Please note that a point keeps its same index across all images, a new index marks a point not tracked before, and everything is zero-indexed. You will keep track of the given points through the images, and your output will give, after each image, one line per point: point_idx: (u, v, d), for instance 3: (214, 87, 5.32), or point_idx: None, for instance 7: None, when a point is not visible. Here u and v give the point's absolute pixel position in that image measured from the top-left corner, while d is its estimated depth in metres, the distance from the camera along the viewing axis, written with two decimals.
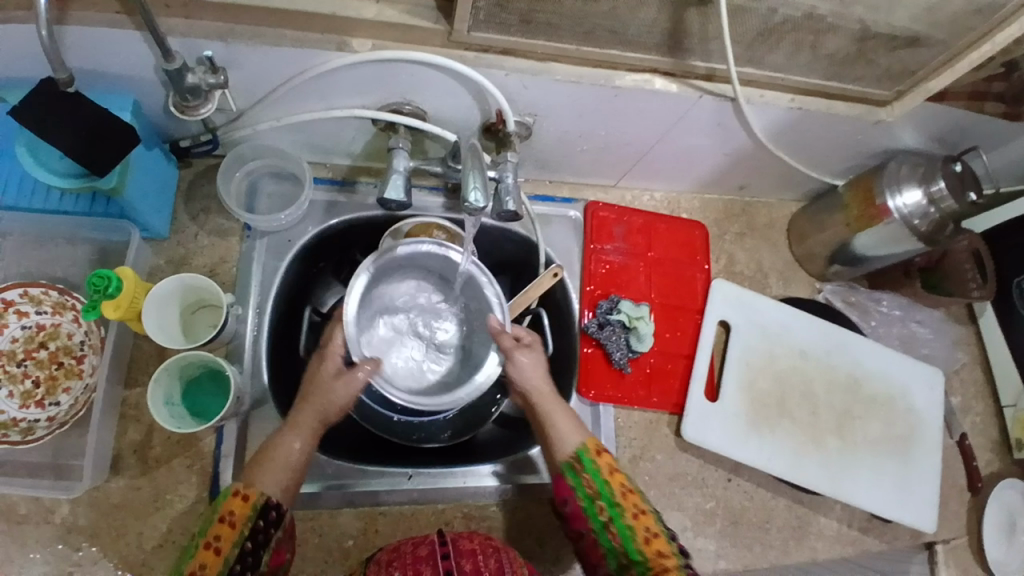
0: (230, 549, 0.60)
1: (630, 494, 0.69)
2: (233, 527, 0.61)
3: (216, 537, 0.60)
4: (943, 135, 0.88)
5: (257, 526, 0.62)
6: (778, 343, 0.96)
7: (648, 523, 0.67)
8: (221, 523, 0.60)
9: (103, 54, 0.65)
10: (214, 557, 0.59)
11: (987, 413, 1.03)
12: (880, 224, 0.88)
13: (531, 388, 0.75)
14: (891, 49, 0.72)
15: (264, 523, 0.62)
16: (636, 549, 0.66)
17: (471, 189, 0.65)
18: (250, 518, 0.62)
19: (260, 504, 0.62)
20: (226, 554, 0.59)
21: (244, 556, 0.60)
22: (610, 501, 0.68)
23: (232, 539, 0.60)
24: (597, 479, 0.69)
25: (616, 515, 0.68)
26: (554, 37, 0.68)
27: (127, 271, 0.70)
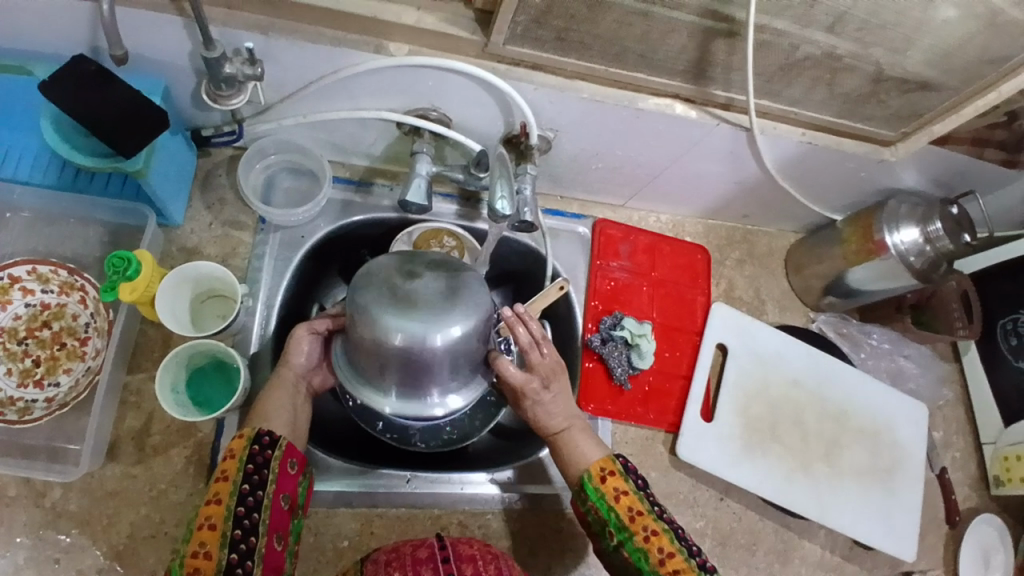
0: (236, 473, 0.62)
1: (638, 518, 0.69)
2: (235, 459, 0.63)
3: (223, 470, 0.62)
4: (940, 177, 0.92)
5: (255, 450, 0.63)
6: (773, 370, 0.98)
7: (660, 543, 0.67)
8: (224, 459, 0.63)
9: (142, 37, 0.65)
10: (226, 485, 0.62)
11: (967, 449, 1.07)
12: (877, 259, 0.91)
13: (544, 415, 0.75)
14: (902, 92, 0.76)
15: (259, 447, 0.64)
16: (652, 570, 0.67)
17: (498, 198, 0.67)
18: (247, 446, 0.63)
19: (254, 433, 0.64)
20: (233, 478, 0.62)
21: (250, 476, 0.62)
22: (618, 526, 0.69)
23: (236, 465, 0.62)
24: (602, 506, 0.70)
25: (626, 539, 0.69)
26: (584, 56, 0.70)
27: (147, 256, 0.70)
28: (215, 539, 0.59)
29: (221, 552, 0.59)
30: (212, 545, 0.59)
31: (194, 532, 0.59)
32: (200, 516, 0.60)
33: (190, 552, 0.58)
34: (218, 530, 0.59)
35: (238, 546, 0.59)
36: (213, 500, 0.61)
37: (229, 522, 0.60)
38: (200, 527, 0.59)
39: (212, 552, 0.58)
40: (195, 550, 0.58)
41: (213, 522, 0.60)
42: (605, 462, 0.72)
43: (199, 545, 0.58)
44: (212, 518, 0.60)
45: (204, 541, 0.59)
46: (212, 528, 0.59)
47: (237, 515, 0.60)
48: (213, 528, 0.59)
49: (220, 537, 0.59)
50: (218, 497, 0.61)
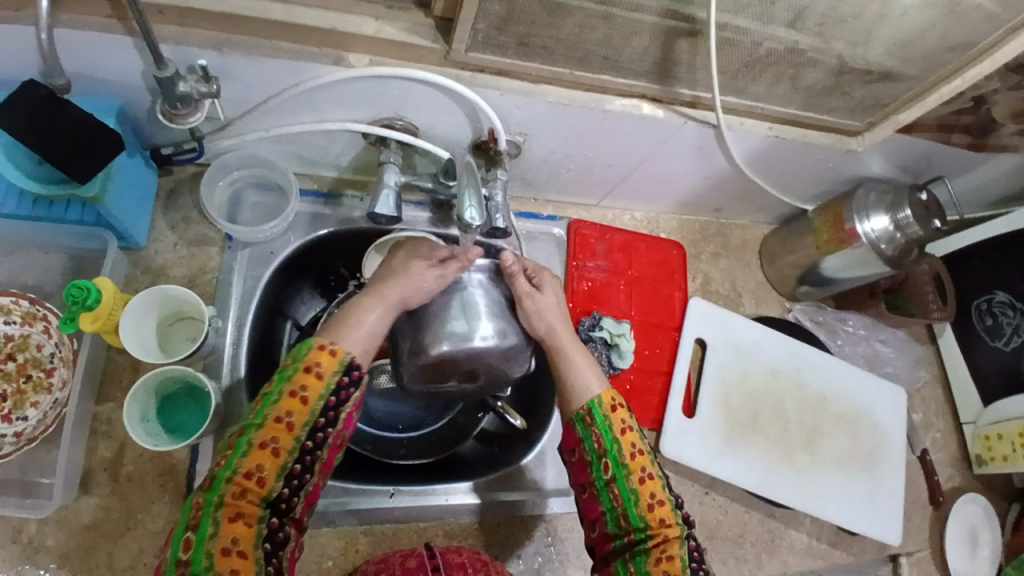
0: (316, 401, 0.60)
1: (638, 457, 0.67)
2: (320, 379, 0.61)
3: (303, 386, 0.60)
4: (908, 163, 0.93)
5: (341, 383, 0.62)
6: (751, 362, 0.99)
7: (653, 489, 0.65)
8: (308, 373, 0.60)
9: (92, 59, 0.63)
10: (300, 406, 0.59)
11: (946, 430, 1.09)
12: (848, 248, 0.92)
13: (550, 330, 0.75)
14: (866, 82, 0.77)
15: (346, 381, 0.62)
16: (638, 514, 0.65)
17: (467, 207, 0.66)
18: (336, 374, 0.61)
19: (347, 361, 0.62)
20: (312, 406, 0.59)
21: (327, 410, 0.61)
22: (617, 461, 0.67)
23: (319, 391, 0.60)
24: (608, 437, 0.67)
25: (621, 476, 0.66)
26: (548, 61, 0.69)
27: (106, 283, 0.68)
28: (274, 466, 0.57)
29: (275, 483, 0.57)
30: (269, 471, 0.57)
31: (253, 448, 0.57)
32: (266, 433, 0.57)
33: (244, 471, 0.56)
34: (279, 457, 0.57)
35: (291, 481, 0.58)
36: (283, 419, 0.58)
37: (293, 453, 0.58)
38: (262, 447, 0.57)
39: (268, 478, 0.57)
40: (250, 471, 0.56)
41: (277, 446, 0.57)
42: (617, 394, 0.70)
43: (257, 466, 0.56)
44: (276, 438, 0.58)
45: (262, 463, 0.56)
46: (276, 454, 0.57)
47: (303, 448, 0.59)
48: (275, 452, 0.57)
49: (280, 465, 0.57)
50: (291, 418, 0.58)
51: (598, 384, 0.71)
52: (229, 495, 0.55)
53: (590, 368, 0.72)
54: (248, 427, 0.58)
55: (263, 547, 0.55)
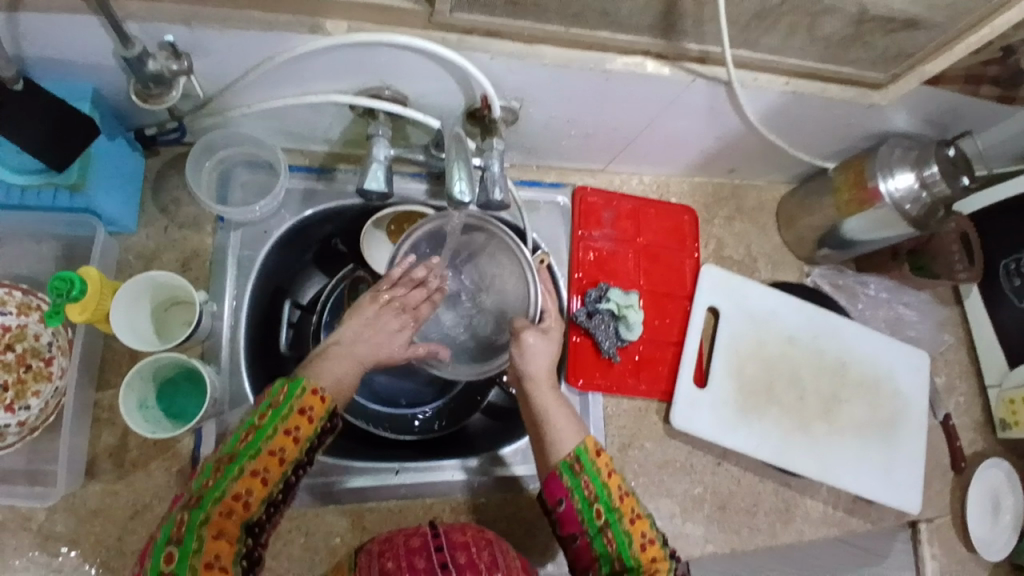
0: (306, 440, 0.61)
1: (626, 498, 0.67)
2: (311, 422, 0.61)
3: (296, 427, 0.60)
4: (935, 116, 0.86)
5: (326, 428, 0.62)
6: (766, 330, 0.95)
7: (643, 528, 0.66)
8: (300, 415, 0.60)
9: (52, 40, 0.59)
10: (291, 444, 0.60)
11: (971, 393, 1.05)
12: (871, 208, 0.87)
13: (529, 372, 0.75)
14: (888, 32, 0.69)
15: (329, 426, 0.63)
16: (632, 555, 0.65)
17: (455, 180, 0.63)
18: (324, 416, 0.62)
19: (333, 409, 0.63)
20: (302, 443, 0.60)
21: (312, 449, 0.61)
22: (608, 505, 0.67)
23: (309, 433, 0.61)
24: (596, 482, 0.67)
25: (614, 520, 0.66)
26: (540, 20, 0.64)
27: (91, 272, 0.67)
28: (260, 494, 0.58)
29: (257, 508, 0.58)
30: (255, 497, 0.57)
31: (244, 474, 0.57)
32: (258, 462, 0.57)
33: (233, 493, 0.56)
34: (265, 486, 0.58)
35: (270, 509, 0.59)
36: (275, 453, 0.59)
37: (278, 483, 0.59)
38: (253, 475, 0.57)
39: (252, 503, 0.57)
40: (238, 494, 0.56)
41: (266, 476, 0.58)
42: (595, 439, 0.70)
43: (245, 491, 0.57)
44: (268, 469, 0.58)
45: (251, 490, 0.57)
46: (264, 483, 0.58)
47: (285, 481, 0.60)
48: (264, 481, 0.58)
49: (264, 492, 0.58)
50: (283, 453, 0.59)
51: (578, 432, 0.71)
52: (215, 514, 0.55)
53: (570, 420, 0.71)
54: (239, 453, 0.58)
55: (241, 566, 0.56)
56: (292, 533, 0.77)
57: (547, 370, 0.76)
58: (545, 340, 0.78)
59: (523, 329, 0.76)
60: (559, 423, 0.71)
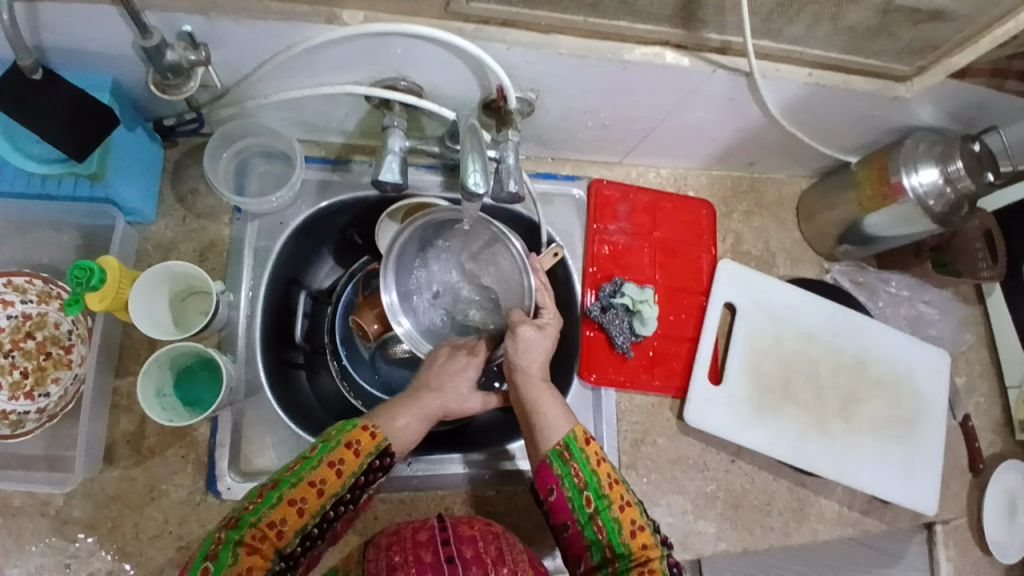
0: (348, 476, 0.63)
1: (615, 486, 0.69)
2: (356, 456, 0.63)
3: (339, 459, 0.63)
4: (963, 110, 0.84)
5: (373, 466, 0.64)
6: (784, 327, 0.94)
7: (632, 515, 0.67)
8: (346, 448, 0.63)
9: (73, 31, 0.60)
10: (334, 476, 0.62)
11: (991, 394, 1.02)
12: (894, 204, 0.85)
13: (524, 363, 0.73)
14: (917, 22, 0.67)
15: (377, 464, 0.65)
16: (623, 542, 0.66)
17: (470, 173, 0.62)
18: (370, 453, 0.64)
19: (383, 446, 0.65)
20: (344, 479, 0.62)
21: (354, 486, 0.63)
22: (597, 492, 0.68)
23: (353, 468, 0.63)
24: (585, 469, 0.68)
25: (603, 507, 0.67)
26: (558, 9, 0.63)
27: (111, 262, 0.68)
28: (295, 523, 0.60)
29: (292, 538, 0.60)
30: (290, 526, 0.60)
31: (282, 501, 0.60)
32: (297, 490, 0.60)
33: (269, 519, 0.59)
34: (303, 515, 0.60)
35: (304, 540, 0.61)
36: (315, 484, 0.61)
37: (314, 516, 0.61)
38: (290, 503, 0.60)
39: (287, 532, 0.59)
40: (273, 521, 0.59)
41: (303, 506, 0.60)
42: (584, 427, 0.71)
43: (280, 518, 0.59)
44: (305, 499, 0.61)
45: (286, 518, 0.60)
46: (300, 513, 0.60)
47: (322, 514, 0.62)
48: (300, 510, 0.60)
49: (300, 522, 0.60)
50: (322, 485, 0.61)
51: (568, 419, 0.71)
52: (249, 536, 0.57)
53: (561, 410, 0.72)
54: (282, 481, 0.61)
55: None
56: None
57: (541, 362, 0.74)
58: (544, 333, 0.74)
59: (520, 322, 0.72)
60: (548, 411, 0.71)
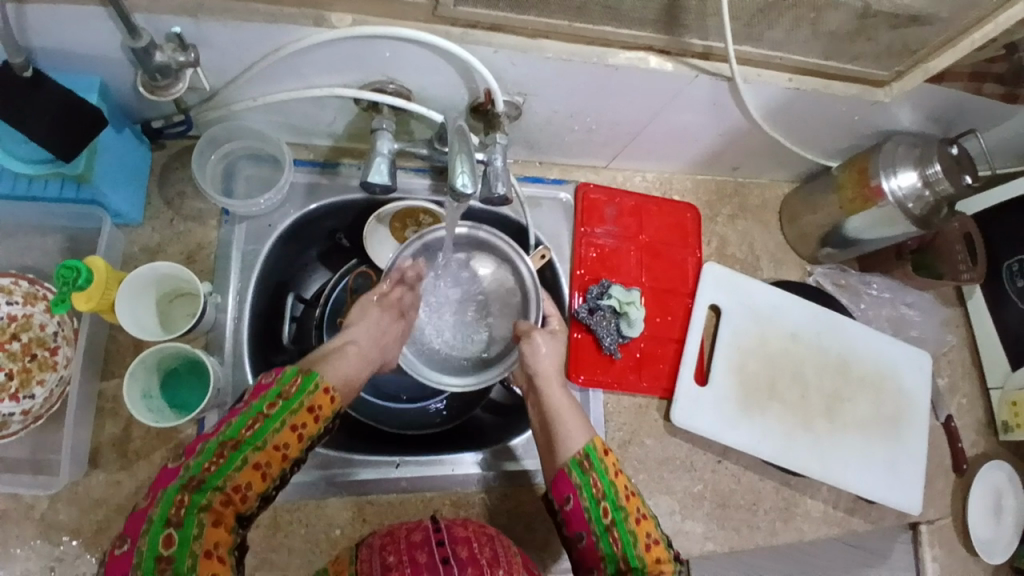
0: (308, 439, 0.62)
1: (632, 498, 0.69)
2: (317, 420, 0.62)
3: (302, 424, 0.61)
4: (939, 114, 0.86)
5: (329, 425, 0.63)
6: (769, 328, 0.95)
7: (648, 528, 0.67)
8: (308, 411, 0.61)
9: (62, 32, 0.60)
10: (295, 440, 0.61)
11: (973, 394, 1.04)
12: (875, 207, 0.86)
13: (538, 370, 0.77)
14: (893, 27, 0.69)
15: (331, 424, 0.64)
16: (637, 555, 0.66)
17: (458, 174, 0.63)
18: (329, 413, 0.63)
19: (339, 408, 0.64)
20: (305, 441, 0.61)
21: (311, 446, 0.62)
22: (615, 503, 0.67)
23: (313, 431, 0.62)
24: (604, 480, 0.68)
25: (620, 519, 0.67)
26: (543, 13, 0.64)
27: (97, 262, 0.68)
28: (258, 487, 0.59)
29: (254, 500, 0.59)
30: (253, 491, 0.59)
31: (246, 467, 0.58)
32: (261, 456, 0.58)
33: (234, 485, 0.57)
34: (264, 479, 0.59)
35: (263, 501, 0.60)
36: (279, 448, 0.60)
37: (275, 479, 0.60)
38: (255, 468, 0.58)
39: (250, 496, 0.58)
40: (238, 486, 0.57)
41: (266, 470, 0.59)
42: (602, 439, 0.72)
43: (245, 484, 0.58)
44: (269, 463, 0.59)
45: (251, 483, 0.58)
46: (263, 478, 0.59)
47: (282, 476, 0.61)
48: (263, 474, 0.59)
49: (262, 486, 0.59)
50: (286, 450, 0.60)
51: (588, 430, 0.72)
52: (215, 502, 0.56)
53: (580, 420, 0.73)
54: (243, 444, 0.58)
55: (234, 553, 0.58)
56: (292, 525, 0.77)
57: (556, 369, 0.78)
58: (552, 342, 0.80)
59: (532, 329, 0.78)
60: (568, 421, 0.72)
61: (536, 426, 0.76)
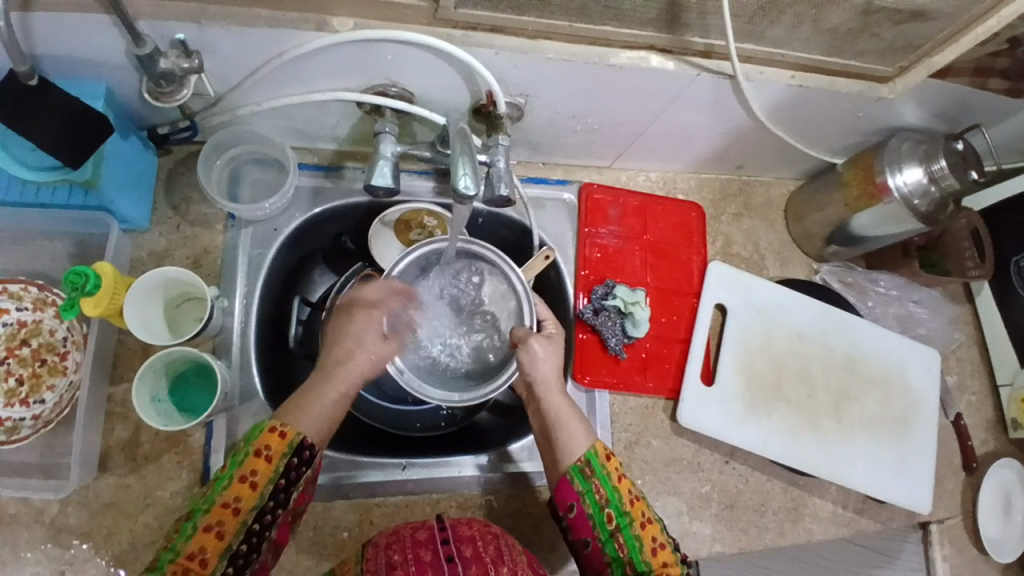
0: (265, 485, 0.61)
1: (637, 503, 0.69)
2: (268, 462, 0.61)
3: (251, 471, 0.60)
4: (945, 110, 0.85)
5: (291, 465, 0.62)
6: (775, 326, 0.95)
7: (653, 532, 0.68)
8: (257, 456, 0.61)
9: (68, 40, 0.61)
10: (250, 490, 0.60)
11: (983, 393, 1.03)
12: (880, 204, 0.86)
13: (538, 378, 0.74)
14: (896, 22, 0.69)
15: (297, 461, 0.63)
16: (644, 560, 0.67)
17: (460, 175, 0.63)
18: (283, 456, 0.62)
19: (297, 442, 0.63)
20: (261, 490, 0.61)
21: (276, 492, 0.62)
22: (619, 510, 0.68)
23: (268, 475, 0.61)
24: (607, 485, 0.69)
25: (625, 524, 0.68)
26: (543, 14, 0.64)
27: (105, 267, 0.68)
28: (217, 549, 0.58)
29: (219, 562, 0.58)
30: (212, 553, 0.58)
31: (198, 531, 0.58)
32: (211, 516, 0.58)
33: (187, 553, 0.57)
34: (223, 539, 0.58)
35: (236, 561, 0.59)
36: (230, 504, 0.59)
37: (238, 535, 0.59)
38: (206, 531, 0.58)
39: (211, 559, 0.58)
40: (193, 553, 0.57)
41: (221, 529, 0.59)
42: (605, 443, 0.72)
43: (199, 548, 0.57)
44: (222, 522, 0.59)
45: (205, 547, 0.58)
46: (219, 536, 0.58)
47: (247, 530, 0.60)
48: (219, 535, 0.58)
49: (222, 547, 0.58)
50: (238, 503, 0.60)
51: (589, 436, 0.72)
52: (171, 574, 0.56)
53: (580, 424, 0.72)
54: (194, 509, 0.59)
55: None
56: (299, 528, 0.77)
57: (556, 374, 0.75)
58: (552, 346, 0.75)
59: (528, 336, 0.75)
60: (569, 428, 0.72)
61: (537, 428, 0.75)
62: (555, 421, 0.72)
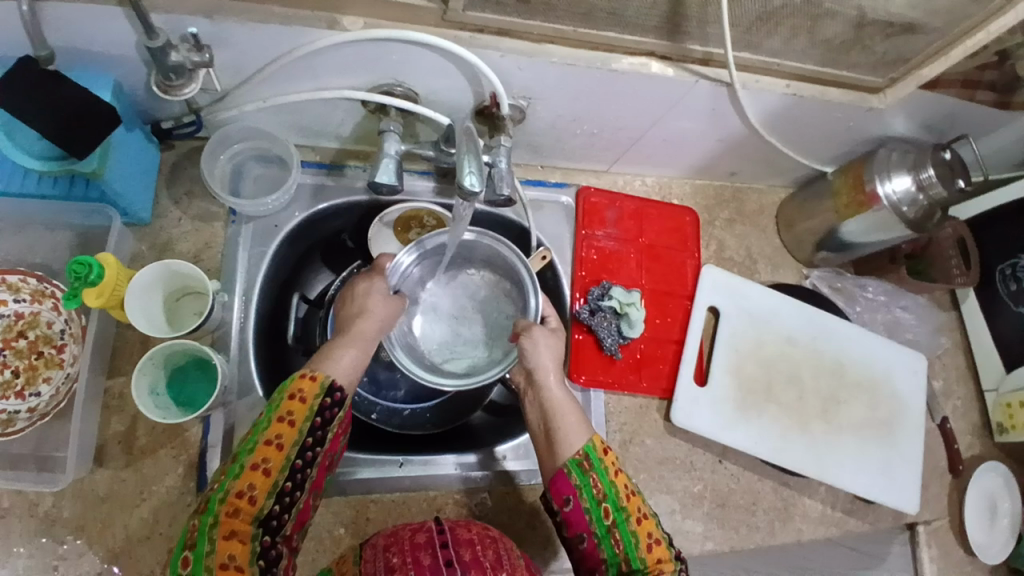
0: (303, 423, 0.62)
1: (633, 497, 0.69)
2: (303, 403, 0.63)
3: (289, 411, 0.62)
4: (932, 122, 0.88)
5: (325, 404, 0.64)
6: (766, 330, 0.97)
7: (649, 528, 0.68)
8: (292, 399, 0.63)
9: (82, 32, 0.61)
10: (289, 429, 0.62)
11: (968, 397, 1.06)
12: (869, 211, 0.89)
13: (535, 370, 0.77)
14: (887, 36, 0.72)
15: (330, 401, 0.65)
16: (639, 557, 0.66)
17: (466, 173, 0.64)
18: (318, 395, 0.64)
19: (327, 383, 0.65)
20: (299, 427, 0.62)
21: (315, 429, 0.63)
22: (616, 504, 0.68)
23: (304, 414, 0.63)
24: (603, 479, 0.69)
25: (622, 519, 0.68)
26: (551, 19, 0.66)
27: (110, 259, 0.69)
28: (265, 486, 0.59)
29: (265, 501, 0.59)
30: (260, 490, 0.59)
31: (245, 470, 0.59)
32: (256, 454, 0.60)
33: (236, 491, 0.58)
34: (270, 477, 0.60)
35: (282, 499, 0.60)
36: (273, 441, 0.61)
37: (283, 472, 0.61)
38: (253, 469, 0.59)
39: (259, 497, 0.59)
40: (241, 491, 0.58)
41: (268, 466, 0.60)
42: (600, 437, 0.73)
43: (247, 486, 0.59)
44: (266, 460, 0.60)
45: (254, 484, 0.59)
46: (265, 474, 0.60)
47: (292, 467, 0.61)
48: (266, 472, 0.60)
49: (269, 485, 0.60)
50: (280, 440, 0.61)
51: (584, 432, 0.73)
52: (223, 515, 0.57)
53: (578, 422, 0.74)
54: (239, 452, 0.61)
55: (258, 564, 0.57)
56: None
57: (554, 365, 0.78)
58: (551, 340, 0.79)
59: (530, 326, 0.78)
60: (564, 425, 0.73)
61: (536, 422, 0.77)
62: (555, 422, 0.74)
